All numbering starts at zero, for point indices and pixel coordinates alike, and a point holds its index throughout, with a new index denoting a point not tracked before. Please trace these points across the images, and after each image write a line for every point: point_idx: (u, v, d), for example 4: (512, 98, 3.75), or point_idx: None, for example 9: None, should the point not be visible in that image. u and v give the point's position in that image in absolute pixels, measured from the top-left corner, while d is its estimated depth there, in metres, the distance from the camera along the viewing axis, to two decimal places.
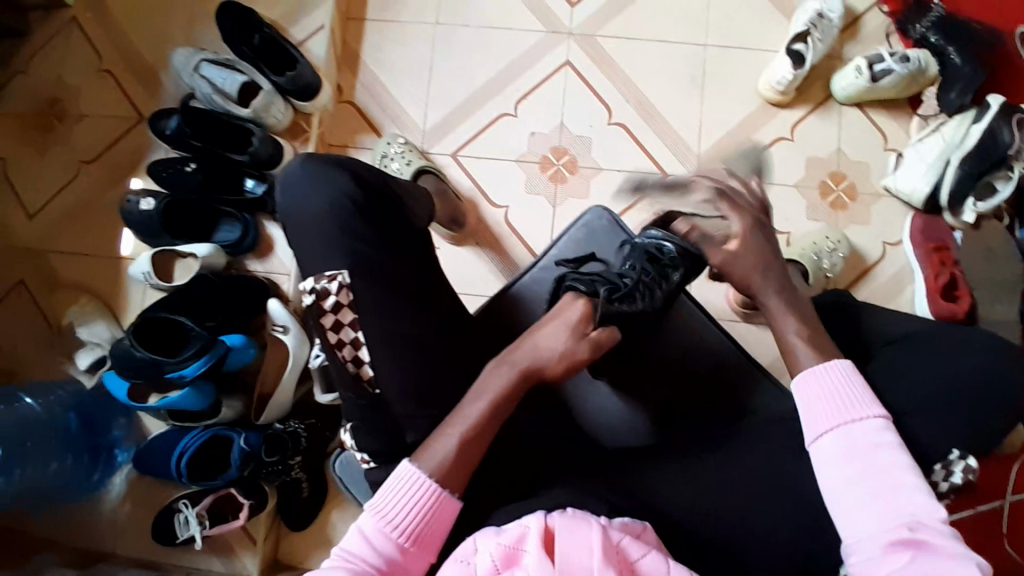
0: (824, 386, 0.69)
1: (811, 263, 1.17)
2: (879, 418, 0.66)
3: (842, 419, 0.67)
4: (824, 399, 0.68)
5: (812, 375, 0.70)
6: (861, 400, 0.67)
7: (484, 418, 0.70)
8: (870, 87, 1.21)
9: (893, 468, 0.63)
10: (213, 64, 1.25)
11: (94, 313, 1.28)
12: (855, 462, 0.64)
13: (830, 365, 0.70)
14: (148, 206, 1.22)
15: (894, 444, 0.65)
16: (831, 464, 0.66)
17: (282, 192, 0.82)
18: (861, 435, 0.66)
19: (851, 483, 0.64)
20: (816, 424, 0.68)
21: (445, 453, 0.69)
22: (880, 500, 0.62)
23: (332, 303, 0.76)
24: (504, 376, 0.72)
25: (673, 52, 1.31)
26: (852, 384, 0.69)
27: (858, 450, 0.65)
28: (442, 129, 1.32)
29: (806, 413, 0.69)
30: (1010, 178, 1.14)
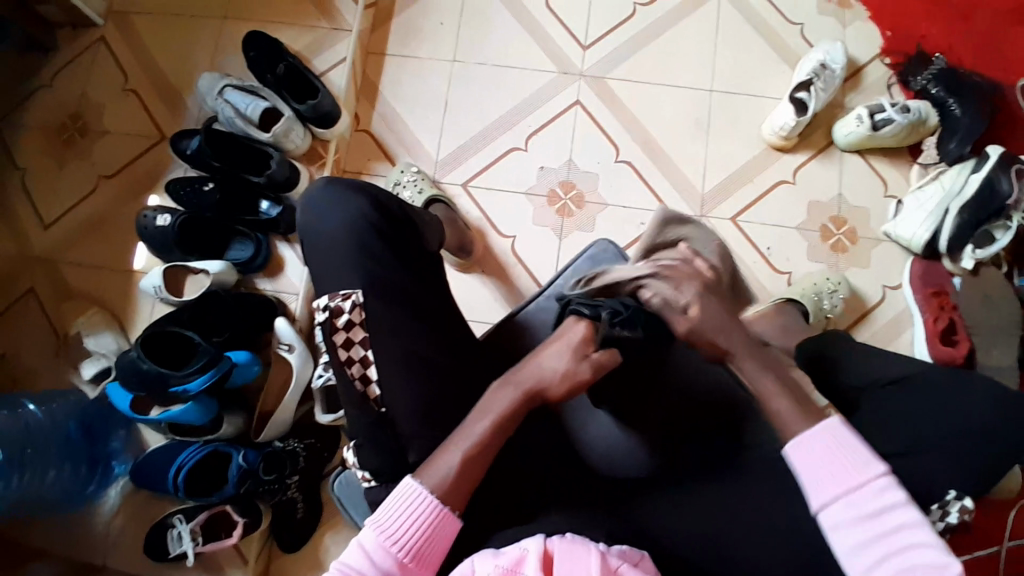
0: (822, 454, 0.68)
1: (811, 303, 1.19)
2: (880, 477, 0.66)
3: (845, 485, 0.66)
4: (826, 466, 0.67)
5: (808, 441, 0.69)
6: (862, 461, 0.67)
7: (487, 437, 0.71)
8: (870, 135, 1.25)
9: (902, 524, 0.63)
10: (237, 90, 1.30)
11: (101, 325, 1.29)
12: (867, 527, 0.64)
13: (824, 425, 0.69)
14: (163, 222, 1.26)
15: (900, 502, 0.65)
16: (839, 535, 0.65)
17: (301, 213, 0.85)
18: (865, 501, 0.65)
19: (863, 548, 0.64)
20: (819, 496, 0.67)
21: (447, 472, 0.69)
22: (885, 552, 0.63)
23: (345, 321, 0.77)
24: (508, 397, 0.73)
25: (680, 96, 1.36)
26: (849, 447, 0.68)
27: (864, 516, 0.65)
28: (454, 159, 1.36)
29: (809, 486, 0.68)
30: (1008, 227, 1.17)
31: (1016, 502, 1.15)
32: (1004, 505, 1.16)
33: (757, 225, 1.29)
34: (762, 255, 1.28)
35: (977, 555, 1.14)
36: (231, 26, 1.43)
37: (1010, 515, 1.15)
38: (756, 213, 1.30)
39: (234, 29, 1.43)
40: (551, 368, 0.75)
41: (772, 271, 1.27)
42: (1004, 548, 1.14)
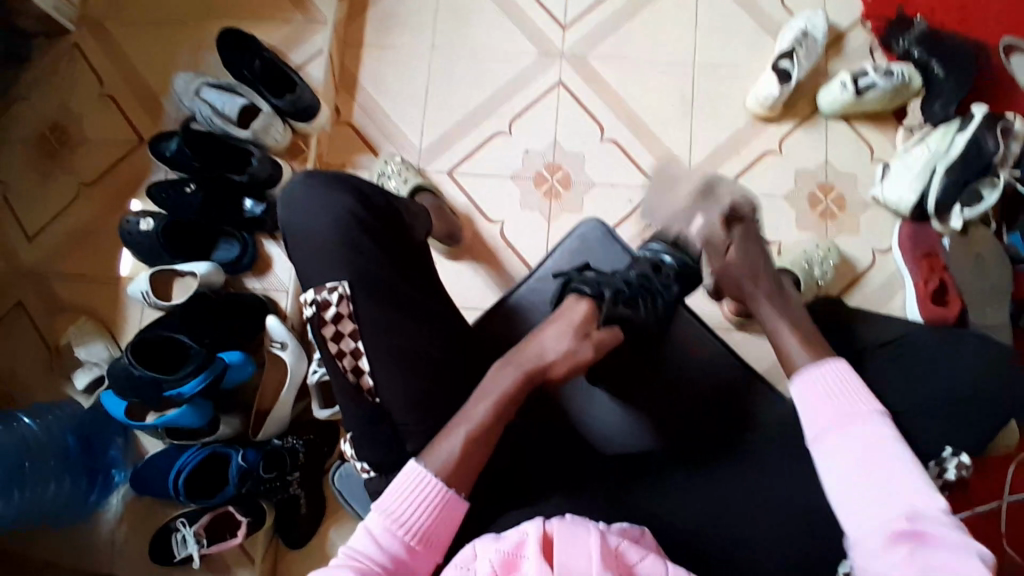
0: (822, 386, 0.68)
1: (803, 272, 1.19)
2: (874, 413, 0.64)
3: (839, 415, 0.65)
4: (820, 398, 0.68)
5: (809, 374, 0.70)
6: (855, 393, 0.66)
7: (491, 417, 0.71)
8: (855, 100, 1.24)
9: (890, 459, 0.61)
10: (213, 88, 1.28)
11: (93, 335, 1.28)
12: (857, 457, 0.63)
13: (831, 363, 0.69)
14: (147, 226, 1.23)
15: (892, 437, 0.63)
16: (822, 452, 0.65)
17: (283, 206, 0.84)
18: (854, 428, 0.64)
19: (847, 476, 0.62)
20: (812, 426, 0.67)
21: (449, 454, 0.69)
22: (867, 482, 0.61)
23: (333, 314, 0.77)
24: (509, 377, 0.73)
25: (663, 71, 1.35)
26: (844, 381, 0.68)
27: (852, 444, 0.63)
28: (438, 148, 1.34)
29: (805, 414, 0.68)
30: (995, 185, 1.18)
31: (1015, 457, 1.17)
32: (1002, 461, 1.17)
33: None
34: None
35: (978, 511, 1.15)
36: (203, 23, 1.40)
37: (1009, 470, 1.17)
38: (743, 185, 1.29)
39: (207, 26, 1.40)
40: (549, 349, 0.75)
41: (762, 242, 1.27)
42: (1006, 504, 1.15)
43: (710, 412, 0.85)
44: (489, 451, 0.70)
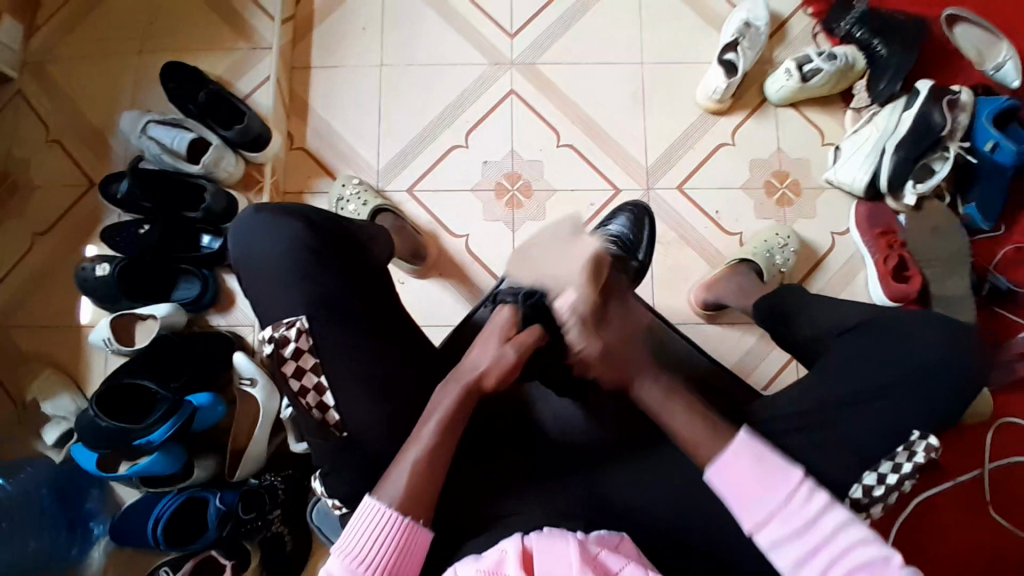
0: (744, 471, 0.68)
1: (764, 260, 1.20)
2: (803, 483, 0.66)
3: (773, 504, 0.66)
4: (748, 485, 0.67)
5: (726, 460, 0.68)
6: (777, 472, 0.67)
7: (438, 436, 0.71)
8: (801, 87, 1.26)
9: (836, 530, 0.64)
10: (161, 123, 1.26)
11: (58, 387, 1.25)
12: (801, 541, 0.65)
13: (739, 440, 0.69)
14: (104, 271, 1.20)
15: (826, 506, 0.65)
16: (771, 536, 0.66)
17: (234, 241, 0.83)
18: (793, 510, 0.66)
19: (804, 553, 0.64)
20: (750, 516, 0.67)
21: (405, 478, 0.68)
22: (825, 559, 0.64)
23: (292, 350, 0.75)
24: (449, 396, 0.73)
25: (613, 72, 1.35)
26: (764, 458, 0.68)
27: (797, 530, 0.65)
28: (396, 166, 1.33)
29: (736, 504, 0.67)
30: (946, 158, 1.20)
31: (993, 423, 1.20)
32: (980, 428, 1.20)
33: (703, 190, 1.30)
34: (712, 219, 1.29)
35: (961, 480, 1.18)
36: (147, 59, 1.38)
37: (987, 437, 1.20)
38: (701, 178, 1.30)
39: (150, 61, 1.38)
40: (481, 360, 0.75)
41: (723, 233, 1.28)
42: (986, 470, 1.18)
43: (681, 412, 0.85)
44: (444, 468, 0.70)
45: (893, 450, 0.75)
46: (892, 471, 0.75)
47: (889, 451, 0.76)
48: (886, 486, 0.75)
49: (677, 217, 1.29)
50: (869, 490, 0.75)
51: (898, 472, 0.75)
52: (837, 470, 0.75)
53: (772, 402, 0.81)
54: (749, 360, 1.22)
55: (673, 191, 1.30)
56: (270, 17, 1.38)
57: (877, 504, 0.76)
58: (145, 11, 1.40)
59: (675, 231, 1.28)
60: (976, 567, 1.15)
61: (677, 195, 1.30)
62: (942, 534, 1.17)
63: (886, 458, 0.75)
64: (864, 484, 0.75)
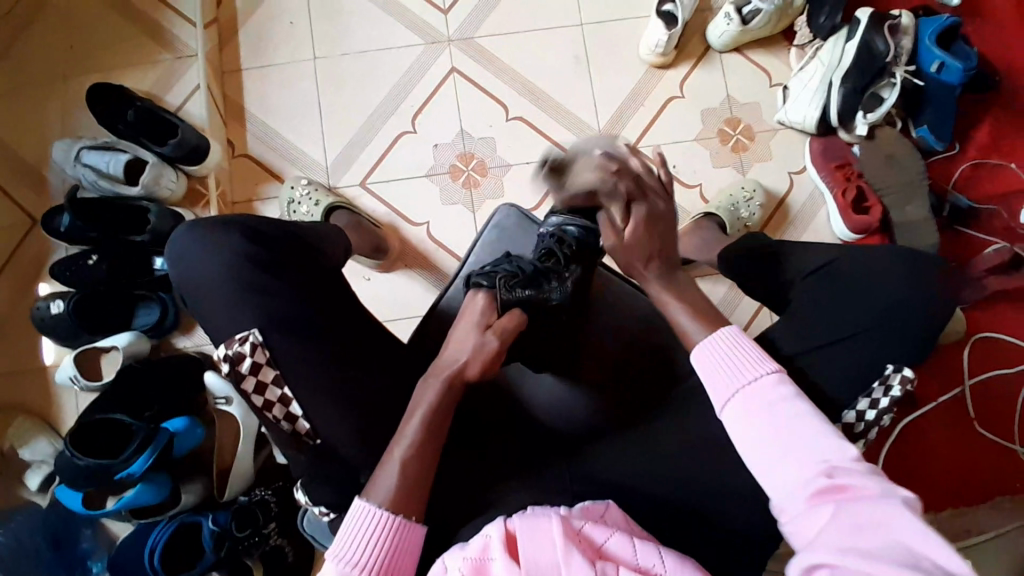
0: (712, 356, 0.70)
1: (728, 214, 1.20)
2: (771, 372, 0.66)
3: (741, 382, 0.67)
4: (720, 369, 0.69)
5: (708, 343, 0.72)
6: (753, 356, 0.69)
7: (423, 433, 0.71)
8: (743, 30, 1.24)
9: (799, 416, 0.63)
10: (93, 149, 1.21)
11: (32, 432, 1.22)
12: (765, 421, 0.64)
13: (722, 330, 0.72)
14: (57, 308, 1.16)
15: (793, 395, 0.65)
16: (734, 416, 0.66)
17: (173, 264, 0.80)
18: (761, 390, 0.66)
19: (764, 441, 0.63)
20: (716, 393, 0.68)
21: (394, 479, 0.68)
22: (781, 447, 0.62)
23: (250, 365, 0.72)
24: (432, 390, 0.73)
25: (554, 37, 1.32)
26: (738, 343, 0.70)
27: (758, 409, 0.65)
28: (345, 162, 1.30)
29: (707, 377, 0.70)
30: (893, 85, 1.20)
31: (968, 340, 1.22)
32: (956, 346, 1.22)
33: (659, 147, 1.29)
34: (671, 174, 1.28)
35: (942, 399, 1.21)
36: (70, 84, 1.32)
37: (964, 355, 1.22)
38: (655, 135, 1.29)
39: (73, 86, 1.32)
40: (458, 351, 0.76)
41: (683, 188, 1.27)
42: (967, 387, 1.21)
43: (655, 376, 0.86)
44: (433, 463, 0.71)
45: (868, 386, 0.76)
46: (870, 407, 0.75)
47: (864, 387, 0.76)
48: (865, 422, 0.76)
49: None
50: (848, 428, 0.75)
51: (876, 407, 0.75)
52: (813, 411, 0.76)
53: None
54: (724, 311, 1.22)
55: None
56: (191, 24, 1.33)
57: (858, 440, 0.77)
58: (61, 33, 1.33)
59: None
60: (965, 481, 1.18)
61: None
62: (930, 454, 1.19)
63: (863, 395, 0.76)
64: (842, 423, 0.76)
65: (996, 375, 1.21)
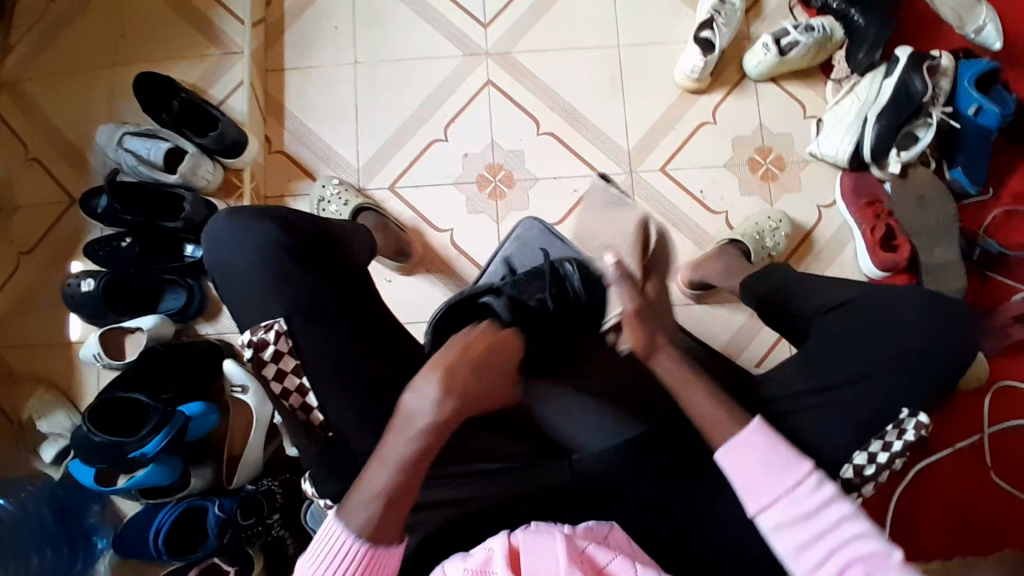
0: (751, 452, 0.68)
1: (753, 242, 1.20)
2: (812, 475, 0.66)
3: (779, 491, 0.66)
4: (759, 469, 0.67)
5: (734, 448, 0.69)
6: (788, 459, 0.67)
7: (413, 456, 0.66)
8: (780, 61, 1.25)
9: (839, 523, 0.64)
10: (135, 136, 1.25)
11: (52, 404, 1.24)
12: (808, 528, 0.65)
13: (754, 425, 0.69)
14: (89, 287, 1.20)
15: (833, 497, 0.65)
16: (774, 524, 0.66)
17: (208, 252, 0.82)
18: (803, 497, 0.66)
19: (803, 543, 0.64)
20: (756, 501, 0.67)
21: (373, 501, 0.65)
22: (827, 550, 0.64)
23: (272, 353, 0.74)
24: (425, 409, 0.67)
25: (590, 55, 1.34)
26: (776, 446, 0.68)
27: (802, 515, 0.65)
28: (376, 164, 1.32)
29: (741, 490, 0.68)
30: (929, 125, 1.20)
31: (989, 388, 1.19)
32: (978, 393, 1.20)
33: (687, 171, 1.29)
34: (697, 199, 1.28)
35: (960, 447, 1.18)
36: (120, 71, 1.37)
37: (985, 403, 1.19)
38: (684, 159, 1.29)
39: (122, 74, 1.37)
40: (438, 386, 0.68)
41: (709, 213, 1.27)
42: (986, 435, 1.18)
43: (666, 396, 0.84)
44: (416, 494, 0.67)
45: (882, 429, 0.75)
46: (882, 449, 0.75)
47: (878, 429, 0.76)
48: (877, 465, 0.75)
49: (661, 200, 1.28)
50: (860, 469, 0.75)
51: (888, 450, 0.75)
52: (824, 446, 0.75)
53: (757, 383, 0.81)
54: (740, 339, 1.21)
55: (656, 173, 1.29)
56: (239, 22, 1.37)
57: (869, 482, 0.76)
58: (116, 24, 1.38)
59: (661, 214, 1.27)
60: (978, 532, 1.15)
61: (660, 178, 1.29)
62: (943, 501, 1.16)
63: (875, 437, 0.75)
64: (853, 463, 0.75)
65: (1017, 426, 1.18)
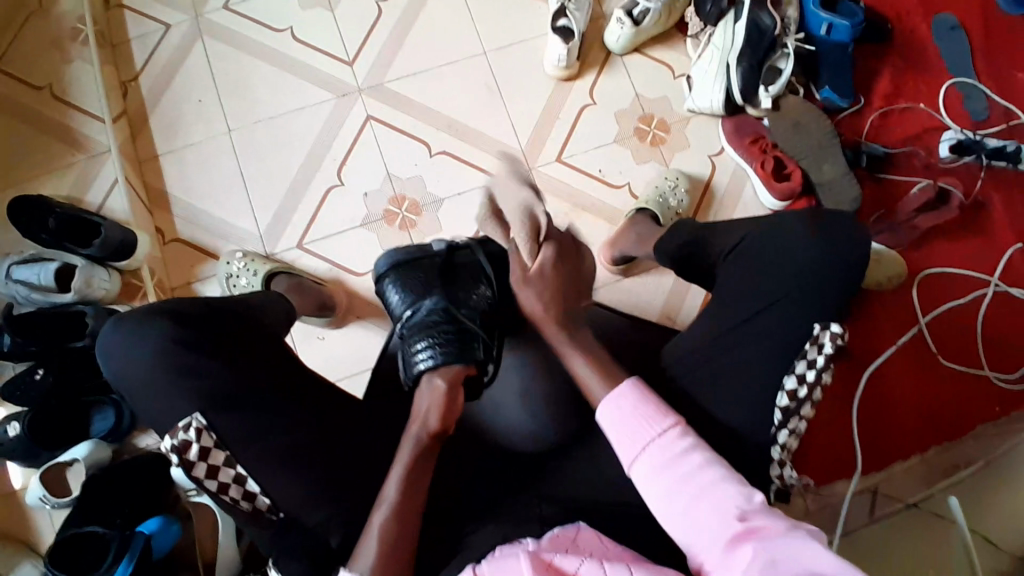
0: (623, 411, 0.72)
1: (659, 206, 1.22)
2: (674, 427, 0.69)
3: (643, 442, 0.69)
4: (625, 425, 0.71)
5: (611, 401, 0.73)
6: (659, 410, 0.71)
7: (403, 495, 0.73)
8: (637, 31, 1.28)
9: (697, 469, 0.67)
10: (21, 264, 1.20)
11: (13, 560, 1.15)
12: (670, 472, 0.67)
13: (624, 387, 0.73)
14: (15, 430, 1.13)
15: (694, 445, 0.69)
16: (643, 470, 0.68)
17: (105, 368, 0.79)
18: (669, 445, 0.68)
19: (667, 491, 0.66)
20: (626, 453, 0.70)
21: (373, 546, 0.70)
22: (689, 496, 0.65)
23: (197, 451, 0.72)
24: (411, 442, 0.76)
25: (460, 69, 1.35)
26: (646, 398, 0.72)
27: (664, 462, 0.68)
28: (279, 226, 1.30)
29: (618, 443, 0.71)
30: (786, 55, 1.27)
31: (914, 281, 1.26)
32: (902, 290, 1.26)
33: (582, 155, 1.31)
34: (598, 178, 1.30)
35: (901, 343, 1.24)
36: None
37: (912, 295, 1.26)
38: (576, 145, 1.32)
39: None
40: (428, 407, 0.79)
41: (612, 190, 1.30)
42: (922, 326, 1.24)
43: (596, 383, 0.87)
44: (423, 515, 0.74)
45: (801, 349, 0.77)
46: (808, 368, 0.76)
47: (798, 351, 0.77)
48: (808, 385, 0.76)
49: (565, 189, 1.30)
50: (794, 393, 0.77)
51: (814, 367, 0.76)
52: (752, 389, 0.78)
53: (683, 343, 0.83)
54: (674, 300, 1.25)
55: (553, 165, 1.31)
56: (99, 119, 1.32)
57: (806, 404, 0.77)
58: None
59: (568, 202, 1.29)
60: (938, 416, 1.21)
61: (558, 168, 1.31)
62: (903, 404, 1.21)
63: (799, 358, 0.77)
64: (786, 390, 0.77)
65: (942, 313, 1.25)
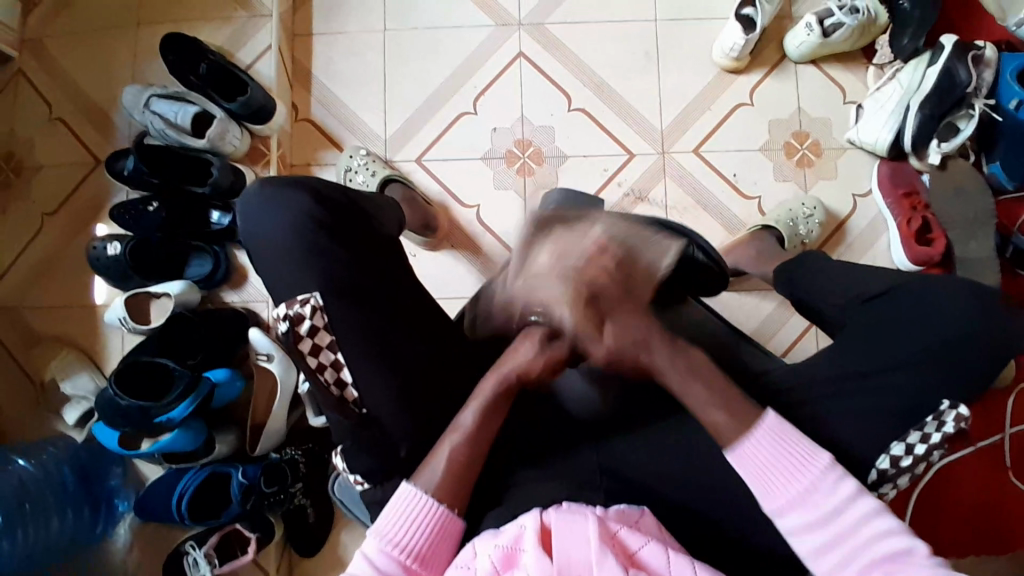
0: (761, 453, 0.70)
1: (787, 229, 1.18)
2: (829, 471, 0.68)
3: (796, 490, 0.68)
4: (772, 470, 0.69)
5: (749, 451, 0.70)
6: (805, 455, 0.69)
7: (479, 423, 0.73)
8: (822, 43, 1.21)
9: (860, 521, 0.66)
10: (162, 98, 1.23)
11: (74, 365, 1.24)
12: (828, 527, 0.67)
13: (763, 423, 0.71)
14: (114, 250, 1.20)
15: (852, 493, 0.67)
16: (805, 539, 0.67)
17: (242, 224, 0.82)
18: (820, 497, 0.67)
19: (824, 547, 0.66)
20: (772, 499, 0.69)
21: (442, 465, 0.71)
22: (843, 549, 0.66)
23: (307, 328, 0.74)
24: (491, 384, 0.74)
25: (628, 31, 1.30)
26: (789, 441, 0.70)
27: (819, 516, 0.67)
28: (404, 135, 1.30)
29: (760, 489, 0.69)
30: (971, 116, 1.16)
31: (1013, 388, 1.19)
32: (1002, 392, 1.19)
33: (721, 153, 1.26)
34: (729, 182, 1.26)
35: (981, 445, 1.18)
36: (146, 33, 1.34)
37: (1009, 401, 1.18)
38: (719, 141, 1.27)
39: (148, 35, 1.34)
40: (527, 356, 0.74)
41: (742, 198, 1.25)
42: (1007, 436, 1.17)
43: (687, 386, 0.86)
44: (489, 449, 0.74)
45: (921, 420, 0.73)
46: (920, 442, 0.72)
47: (916, 420, 0.73)
48: (915, 457, 0.72)
49: (692, 182, 1.26)
50: (897, 461, 0.72)
51: (927, 442, 0.72)
52: (857, 444, 0.73)
53: (795, 374, 0.79)
54: (768, 326, 1.21)
55: (689, 154, 1.27)
56: None
57: (904, 474, 0.73)
58: None
59: (692, 198, 1.25)
60: (993, 529, 1.15)
61: (693, 159, 1.26)
62: (962, 503, 1.16)
63: (914, 429, 0.72)
64: (891, 454, 0.72)
65: None
